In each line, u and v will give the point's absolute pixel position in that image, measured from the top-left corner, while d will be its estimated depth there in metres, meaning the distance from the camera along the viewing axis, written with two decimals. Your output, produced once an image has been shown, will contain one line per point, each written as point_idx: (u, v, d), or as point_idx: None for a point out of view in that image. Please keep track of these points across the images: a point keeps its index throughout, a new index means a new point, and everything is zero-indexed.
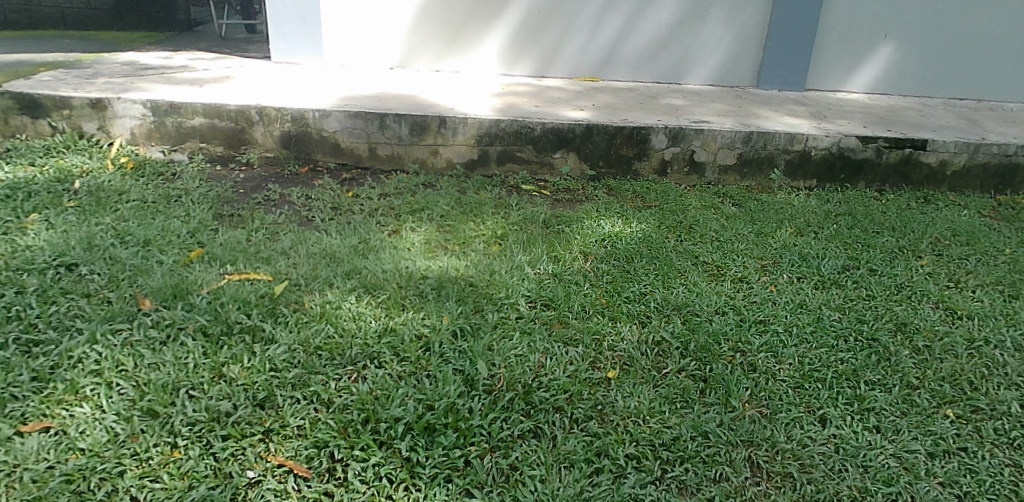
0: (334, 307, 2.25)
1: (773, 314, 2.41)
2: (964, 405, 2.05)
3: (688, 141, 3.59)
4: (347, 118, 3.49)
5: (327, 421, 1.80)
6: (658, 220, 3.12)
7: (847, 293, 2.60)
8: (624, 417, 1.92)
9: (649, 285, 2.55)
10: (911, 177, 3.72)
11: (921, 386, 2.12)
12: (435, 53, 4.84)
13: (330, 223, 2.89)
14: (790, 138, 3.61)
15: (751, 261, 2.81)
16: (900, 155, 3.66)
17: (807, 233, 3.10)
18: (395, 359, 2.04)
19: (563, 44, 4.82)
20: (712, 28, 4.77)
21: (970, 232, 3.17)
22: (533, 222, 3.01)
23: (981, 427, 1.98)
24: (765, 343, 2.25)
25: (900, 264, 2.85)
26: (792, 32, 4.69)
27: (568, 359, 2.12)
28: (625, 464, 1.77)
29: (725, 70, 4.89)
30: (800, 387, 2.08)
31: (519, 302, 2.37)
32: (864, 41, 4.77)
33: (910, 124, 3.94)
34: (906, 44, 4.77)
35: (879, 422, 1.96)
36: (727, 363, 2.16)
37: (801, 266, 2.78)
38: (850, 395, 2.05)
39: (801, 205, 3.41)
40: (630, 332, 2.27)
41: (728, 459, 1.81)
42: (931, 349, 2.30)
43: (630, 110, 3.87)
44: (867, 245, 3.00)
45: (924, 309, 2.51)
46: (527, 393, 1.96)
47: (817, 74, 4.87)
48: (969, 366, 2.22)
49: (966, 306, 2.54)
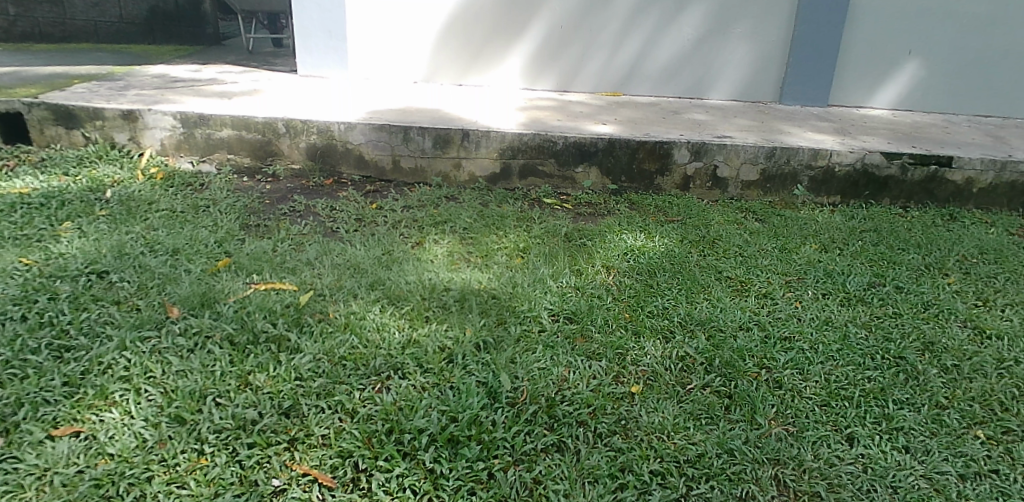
0: (358, 317, 2.27)
1: (798, 330, 2.39)
2: (994, 426, 2.02)
3: (710, 156, 3.58)
4: (372, 131, 3.53)
5: (351, 431, 1.81)
6: (680, 234, 3.11)
7: (873, 311, 2.58)
8: (648, 432, 1.90)
9: (672, 300, 2.54)
10: (936, 194, 3.67)
11: (950, 406, 2.09)
12: (459, 68, 4.89)
13: (354, 234, 2.92)
14: (814, 154, 3.59)
15: (775, 276, 2.79)
16: (925, 172, 3.63)
17: (831, 249, 3.08)
18: (418, 369, 2.05)
19: (586, 59, 4.85)
20: (735, 43, 4.76)
21: (998, 250, 3.13)
22: (555, 235, 3.02)
23: (1013, 448, 1.94)
24: (791, 359, 2.23)
25: (927, 281, 2.82)
26: (816, 48, 4.67)
27: (591, 373, 2.11)
28: (649, 480, 1.75)
29: (748, 85, 4.87)
30: (826, 405, 2.06)
31: (541, 315, 2.37)
32: (888, 56, 4.73)
33: (935, 141, 3.90)
34: (930, 59, 4.73)
35: (909, 442, 1.93)
36: (752, 379, 2.14)
37: (826, 282, 2.76)
38: (878, 413, 2.03)
39: (825, 221, 3.38)
40: (653, 347, 2.25)
41: (754, 477, 1.79)
42: (960, 367, 2.26)
43: (652, 124, 3.88)
44: (893, 262, 2.97)
45: (953, 328, 2.48)
46: (550, 407, 1.96)
47: (841, 90, 4.84)
48: (1000, 386, 2.18)
49: (995, 325, 2.50)
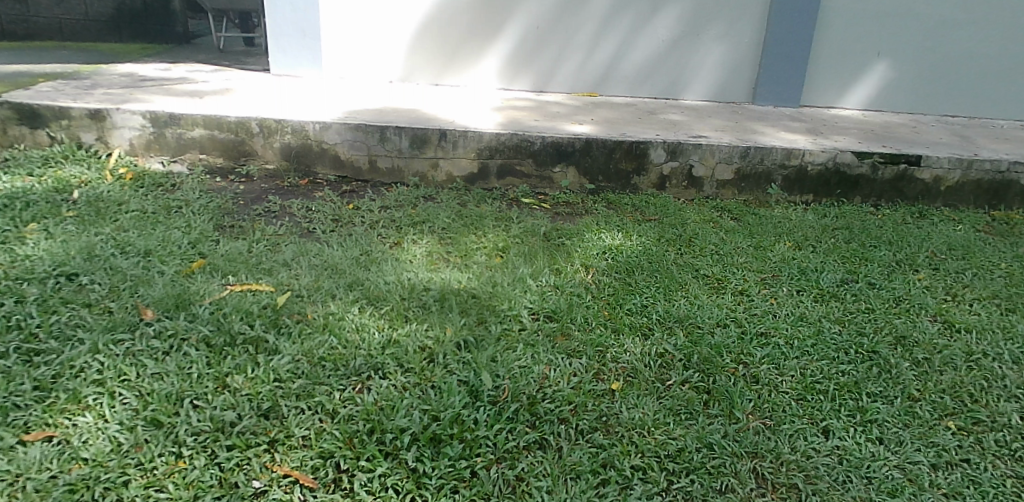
0: (336, 318, 2.26)
1: (774, 326, 2.42)
2: (964, 417, 2.07)
3: (686, 156, 3.62)
4: (348, 130, 3.50)
5: (332, 431, 1.80)
6: (657, 233, 3.14)
7: (845, 306, 2.63)
8: (629, 428, 1.92)
9: (651, 298, 2.57)
10: (906, 192, 3.76)
11: (922, 398, 2.14)
12: (435, 68, 4.88)
13: (331, 235, 2.89)
14: (787, 153, 3.65)
15: (751, 274, 2.83)
16: (895, 170, 3.71)
17: (805, 247, 3.13)
18: (399, 369, 2.04)
19: (562, 60, 4.87)
20: (709, 44, 4.81)
21: (966, 247, 3.21)
22: (534, 235, 3.03)
23: (983, 438, 1.99)
24: (767, 354, 2.27)
25: (898, 278, 2.88)
26: (787, 49, 4.74)
27: (572, 370, 2.12)
28: (631, 475, 1.76)
29: (722, 86, 4.93)
30: (802, 399, 2.09)
31: (522, 314, 2.37)
32: (858, 58, 4.83)
33: (904, 141, 3.98)
34: (898, 61, 4.84)
35: (882, 434, 1.97)
36: (730, 375, 2.17)
37: (801, 279, 2.81)
38: (852, 406, 2.07)
39: (799, 219, 3.44)
40: (633, 344, 2.27)
41: (733, 470, 1.81)
42: (931, 361, 2.32)
43: (629, 124, 3.91)
44: (865, 259, 3.03)
45: (923, 322, 2.54)
46: (532, 404, 1.96)
47: (812, 91, 4.92)
48: (969, 378, 2.24)
49: (964, 319, 2.57)
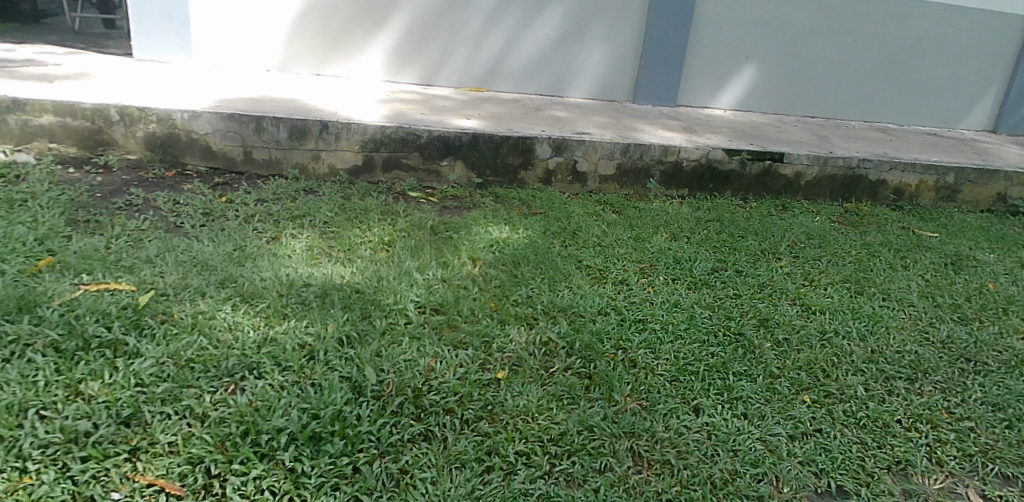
0: (207, 317, 2.14)
1: (651, 313, 2.54)
2: (818, 390, 2.26)
3: (571, 151, 3.71)
4: (220, 120, 3.32)
5: (201, 435, 1.70)
6: (543, 226, 3.20)
7: (716, 293, 2.79)
8: (513, 415, 1.94)
9: (536, 289, 2.61)
10: (770, 187, 4.04)
11: (782, 374, 2.31)
12: (317, 58, 4.72)
13: (202, 230, 2.73)
14: (664, 150, 3.83)
15: (631, 264, 2.94)
16: (760, 166, 3.98)
17: (680, 238, 3.30)
18: (276, 368, 1.96)
19: (449, 54, 4.85)
20: (591, 43, 4.96)
21: (821, 237, 3.50)
22: (420, 228, 3.00)
23: (833, 408, 2.18)
24: (644, 339, 2.38)
25: (762, 265, 3.10)
26: (664, 51, 4.98)
27: (458, 362, 2.12)
28: (514, 461, 1.79)
29: (605, 84, 5.10)
30: (676, 380, 2.21)
31: (407, 308, 2.35)
32: (728, 61, 5.14)
33: (768, 140, 4.29)
34: (763, 65, 5.20)
35: (746, 409, 2.11)
36: (610, 360, 2.25)
37: (676, 268, 2.96)
38: (720, 385, 2.20)
39: (675, 212, 3.62)
40: (518, 334, 2.30)
41: (612, 450, 1.88)
42: (790, 340, 2.51)
43: (515, 120, 3.96)
44: (734, 249, 3.24)
45: (783, 306, 2.75)
46: (416, 397, 1.94)
47: (687, 91, 5.19)
48: (822, 355, 2.44)
49: (818, 302, 2.81)
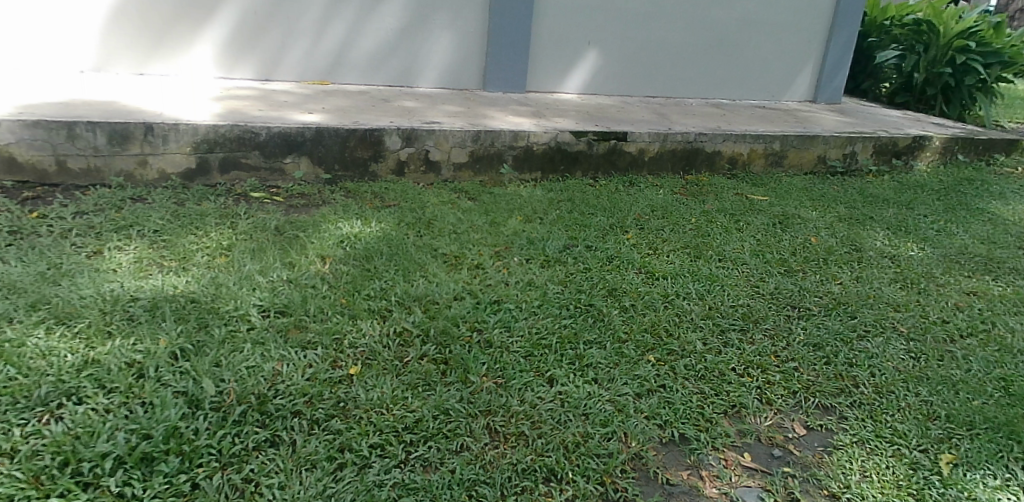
0: (14, 344, 1.93)
1: (505, 294, 2.59)
2: (661, 349, 2.40)
3: (421, 141, 3.69)
4: (24, 128, 3.00)
5: (10, 473, 1.53)
6: (396, 218, 3.17)
7: (568, 268, 2.89)
8: (366, 409, 1.91)
9: (390, 281, 2.58)
10: (618, 164, 4.23)
11: (629, 338, 2.43)
12: (140, 56, 4.38)
13: (7, 250, 2.46)
14: (514, 135, 3.89)
15: (485, 248, 2.98)
16: (607, 145, 4.15)
17: (533, 219, 3.38)
18: (99, 391, 1.81)
19: (288, 47, 4.67)
20: (436, 33, 4.95)
21: (664, 208, 3.72)
22: (264, 230, 2.87)
23: (675, 365, 2.33)
24: (498, 319, 2.42)
25: (611, 239, 3.24)
26: (509, 38, 5.06)
27: (306, 362, 2.05)
28: (368, 454, 1.76)
29: (453, 73, 5.11)
30: (530, 355, 2.26)
31: (250, 313, 2.24)
32: (571, 46, 5.31)
33: (613, 120, 4.48)
34: (605, 49, 5.42)
35: (597, 375, 2.21)
36: (465, 343, 2.27)
37: (529, 248, 3.03)
38: (572, 355, 2.28)
39: (528, 195, 3.70)
40: (370, 327, 2.26)
41: (468, 430, 1.90)
42: (636, 306, 2.65)
43: (362, 112, 3.88)
44: (584, 226, 3.37)
45: (630, 275, 2.89)
46: (261, 403, 1.86)
47: (535, 77, 5.31)
48: (665, 316, 2.60)
49: (662, 268, 2.98)
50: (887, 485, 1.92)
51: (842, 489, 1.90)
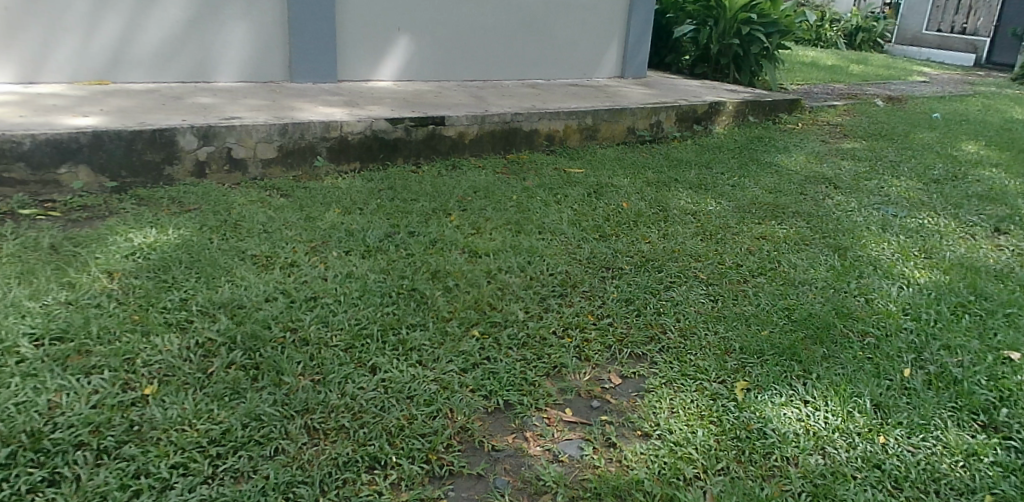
0: None
1: (322, 289, 2.50)
2: (485, 323, 2.44)
3: (221, 138, 3.46)
4: None
5: None
6: (199, 223, 2.95)
7: (389, 256, 2.85)
8: (166, 428, 1.76)
9: (191, 290, 2.39)
10: (438, 148, 4.22)
11: (452, 317, 2.45)
12: None
13: None
14: (325, 126, 3.76)
15: (301, 245, 2.85)
16: (425, 131, 4.12)
17: (352, 211, 3.29)
18: None
19: (54, 45, 4.18)
20: (231, 24, 4.66)
21: (486, 188, 3.78)
22: (35, 250, 2.56)
23: (498, 337, 2.37)
24: (315, 316, 2.33)
25: (433, 223, 3.23)
26: (313, 26, 4.87)
27: (92, 389, 1.86)
28: (168, 475, 1.63)
29: (256, 66, 4.84)
30: (350, 347, 2.20)
31: (19, 344, 1.98)
32: (380, 33, 5.22)
33: (431, 105, 4.46)
34: (416, 35, 5.38)
35: (420, 357, 2.20)
36: (278, 345, 2.16)
37: (348, 241, 2.94)
38: (394, 341, 2.25)
39: (347, 187, 3.60)
40: (168, 341, 2.09)
41: (283, 432, 1.82)
42: (458, 285, 2.67)
43: (150, 112, 3.57)
44: (406, 212, 3.33)
45: (452, 256, 2.90)
46: (35, 442, 1.65)
47: (346, 66, 5.17)
48: (488, 292, 2.64)
49: (484, 246, 3.02)
50: (691, 417, 2.10)
51: (653, 427, 2.05)
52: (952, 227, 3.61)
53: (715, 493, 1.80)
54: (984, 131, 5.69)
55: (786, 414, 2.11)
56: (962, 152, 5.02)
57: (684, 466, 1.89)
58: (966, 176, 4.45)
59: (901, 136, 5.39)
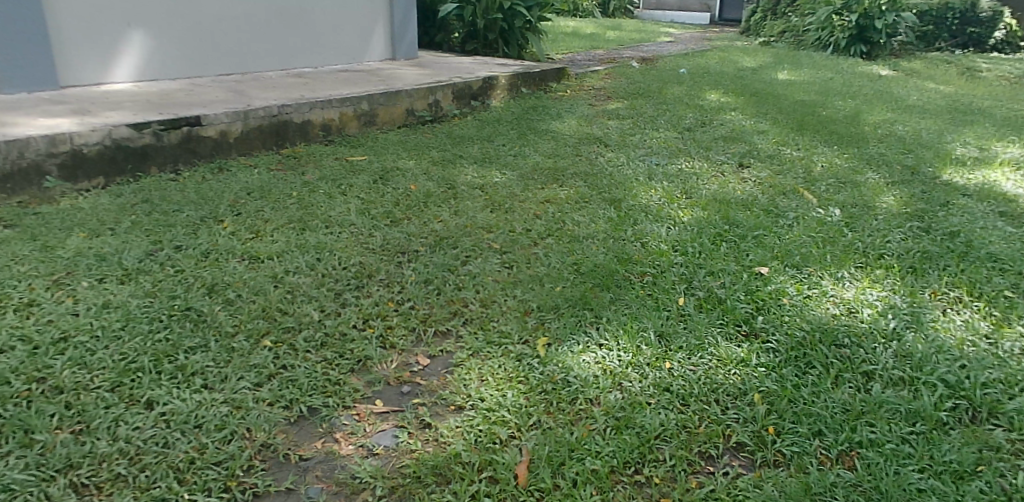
0: None
1: (73, 326, 2.17)
2: (277, 331, 2.28)
3: None
4: None
5: None
6: None
7: (155, 277, 2.54)
8: None
9: None
10: (198, 151, 3.85)
11: (239, 331, 2.26)
12: None
13: None
14: (49, 140, 3.25)
15: (39, 281, 2.45)
16: (179, 134, 3.73)
17: (102, 233, 2.89)
18: None
19: None
20: None
21: (261, 187, 3.52)
22: None
23: (294, 342, 2.23)
24: (69, 359, 2.01)
25: (204, 233, 2.95)
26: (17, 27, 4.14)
27: None
28: None
29: None
30: (118, 385, 1.95)
31: None
32: (108, 31, 4.60)
33: (183, 105, 4.04)
34: (153, 29, 4.82)
35: (206, 380, 2.00)
36: (24, 401, 1.85)
37: (100, 267, 2.58)
38: (171, 369, 2.03)
39: (92, 206, 3.15)
40: None
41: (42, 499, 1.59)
42: (241, 295, 2.47)
43: None
44: (169, 225, 3.00)
45: (230, 265, 2.67)
46: None
47: (70, 70, 4.49)
48: (276, 297, 2.47)
49: (266, 250, 2.82)
50: (500, 381, 2.14)
51: (465, 399, 2.06)
52: (705, 167, 4.04)
53: (529, 449, 1.88)
54: (721, 80, 6.45)
55: (586, 359, 2.23)
56: (706, 101, 5.65)
57: (498, 430, 1.94)
58: (711, 122, 5.01)
59: (655, 93, 5.92)
